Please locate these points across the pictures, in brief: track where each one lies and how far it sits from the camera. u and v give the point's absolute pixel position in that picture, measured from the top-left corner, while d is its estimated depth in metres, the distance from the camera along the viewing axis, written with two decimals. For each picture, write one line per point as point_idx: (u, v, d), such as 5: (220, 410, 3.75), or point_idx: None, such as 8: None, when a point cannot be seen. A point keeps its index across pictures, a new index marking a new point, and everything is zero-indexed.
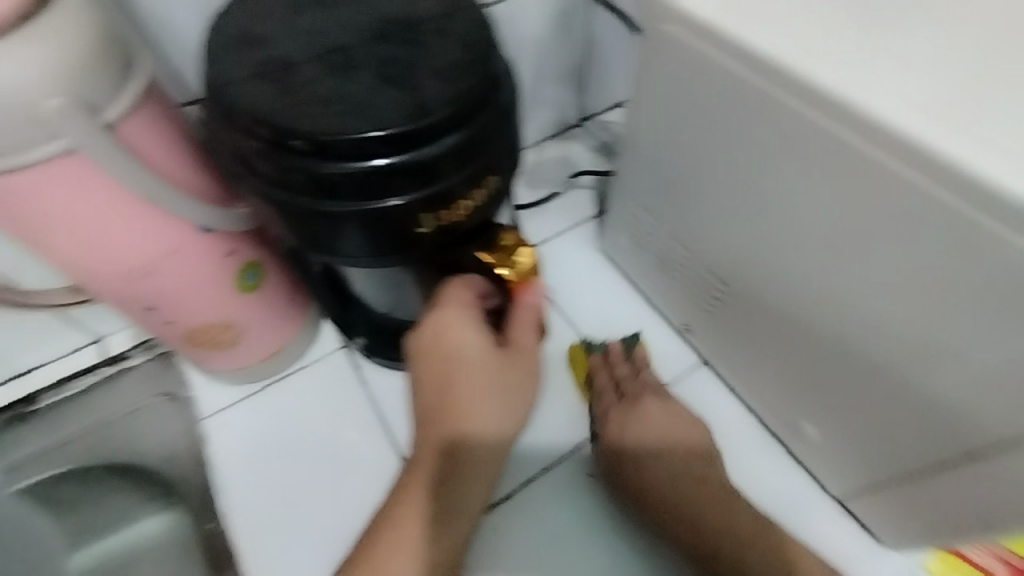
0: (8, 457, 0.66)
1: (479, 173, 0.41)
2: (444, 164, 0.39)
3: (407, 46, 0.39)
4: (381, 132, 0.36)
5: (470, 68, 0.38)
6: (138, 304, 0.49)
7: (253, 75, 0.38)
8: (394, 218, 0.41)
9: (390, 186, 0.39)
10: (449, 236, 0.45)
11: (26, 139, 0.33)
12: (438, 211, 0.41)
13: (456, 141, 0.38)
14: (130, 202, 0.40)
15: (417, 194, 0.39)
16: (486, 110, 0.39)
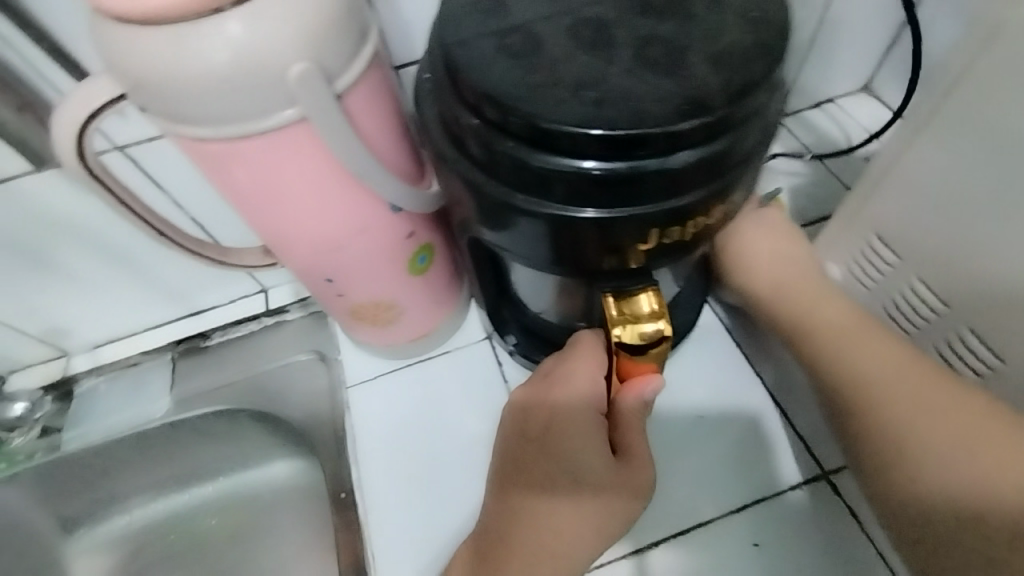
0: (179, 389, 0.70)
1: (726, 187, 0.34)
2: (695, 174, 0.32)
3: (673, 28, 0.32)
4: (628, 129, 0.30)
5: (749, 64, 0.31)
6: (318, 275, 0.48)
7: (490, 44, 0.33)
8: (616, 230, 0.35)
9: (624, 194, 0.33)
10: (665, 256, 0.38)
11: (259, 102, 0.31)
12: (666, 229, 0.35)
13: (711, 151, 0.32)
14: (338, 174, 0.37)
15: (643, 206, 0.33)
16: (753, 118, 0.32)
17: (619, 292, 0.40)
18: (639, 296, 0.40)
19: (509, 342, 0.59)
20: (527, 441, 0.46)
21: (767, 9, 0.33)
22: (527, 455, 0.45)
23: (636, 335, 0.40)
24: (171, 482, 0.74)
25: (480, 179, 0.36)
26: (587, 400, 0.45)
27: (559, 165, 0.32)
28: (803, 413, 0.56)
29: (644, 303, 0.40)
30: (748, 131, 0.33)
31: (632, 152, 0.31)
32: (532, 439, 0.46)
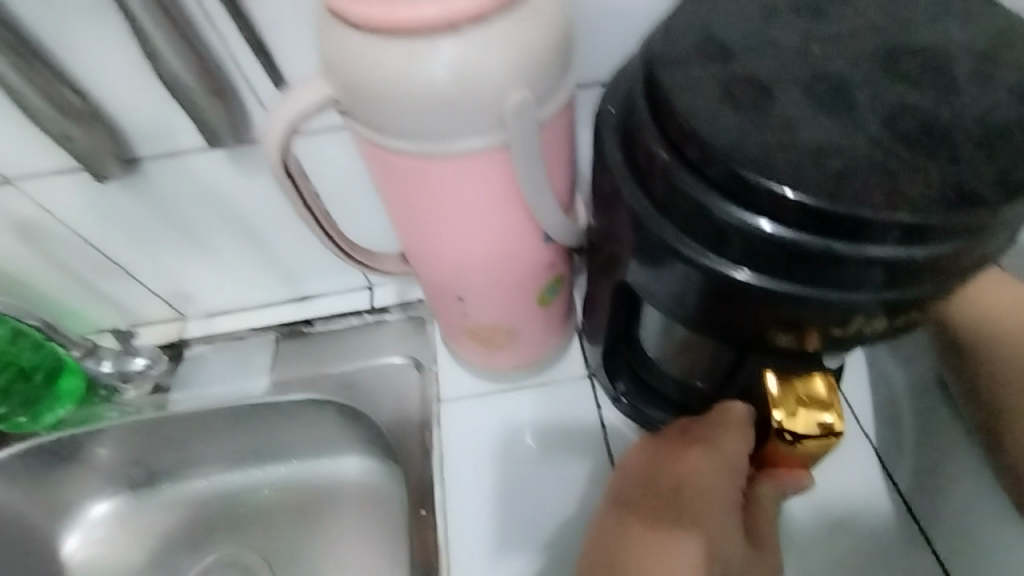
0: (276, 371, 0.72)
1: (950, 283, 0.30)
2: (924, 265, 0.29)
3: (930, 103, 0.30)
4: (837, 204, 0.28)
5: (1012, 170, 0.28)
6: (448, 291, 0.47)
7: (719, 88, 0.32)
8: (806, 307, 0.31)
9: (831, 272, 0.30)
10: (848, 344, 0.34)
11: (465, 123, 0.30)
12: (866, 316, 0.31)
13: (938, 254, 0.28)
14: (509, 201, 0.36)
15: (833, 292, 0.30)
16: (998, 231, 0.29)
17: (787, 370, 0.37)
18: (813, 380, 0.36)
19: (618, 388, 0.57)
20: (637, 491, 0.42)
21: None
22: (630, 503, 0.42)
23: (805, 424, 0.36)
24: (250, 457, 0.76)
25: (652, 220, 0.34)
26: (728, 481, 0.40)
27: (752, 225, 0.30)
28: (945, 531, 0.50)
29: (818, 390, 0.36)
30: (996, 228, 0.29)
31: (854, 229, 0.28)
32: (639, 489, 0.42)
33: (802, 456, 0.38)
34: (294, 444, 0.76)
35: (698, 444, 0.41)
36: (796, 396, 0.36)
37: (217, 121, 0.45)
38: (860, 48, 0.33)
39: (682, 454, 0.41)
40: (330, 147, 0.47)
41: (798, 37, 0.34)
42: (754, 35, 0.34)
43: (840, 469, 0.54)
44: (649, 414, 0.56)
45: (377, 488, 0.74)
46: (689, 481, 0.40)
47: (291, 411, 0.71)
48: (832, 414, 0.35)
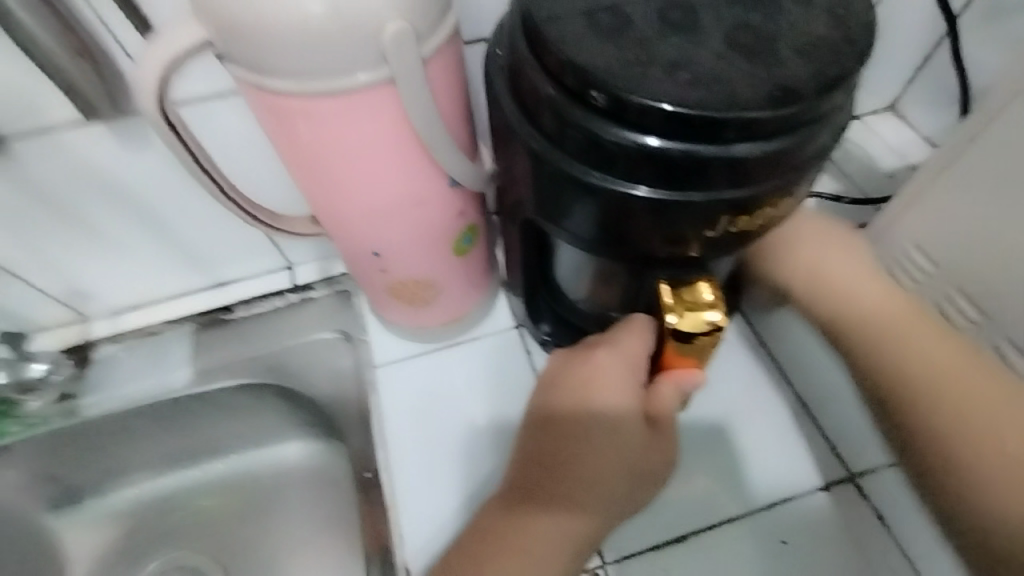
0: (198, 362, 0.69)
1: (793, 182, 0.35)
2: (768, 164, 0.33)
3: (762, 18, 0.34)
4: (697, 111, 0.31)
5: (832, 63, 0.32)
6: (366, 249, 0.47)
7: (584, 18, 0.34)
8: (684, 214, 0.35)
9: (699, 178, 0.33)
10: (726, 248, 0.39)
11: (350, 60, 0.30)
12: (731, 217, 0.36)
13: (781, 145, 0.32)
14: (407, 142, 0.37)
15: (704, 193, 0.34)
16: (827, 119, 0.33)
17: (677, 280, 0.41)
18: (698, 286, 0.40)
19: (543, 331, 0.60)
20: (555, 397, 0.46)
21: (848, 12, 0.34)
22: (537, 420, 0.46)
23: (691, 323, 0.39)
24: (180, 456, 0.73)
25: (547, 151, 0.37)
26: (629, 375, 0.43)
27: (627, 138, 0.33)
28: (828, 415, 0.57)
29: (704, 293, 0.40)
30: (821, 128, 0.33)
31: (711, 136, 0.32)
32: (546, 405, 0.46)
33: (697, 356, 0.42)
34: (228, 437, 0.73)
35: (603, 348, 0.44)
36: (684, 301, 0.40)
37: (89, 89, 0.42)
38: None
39: (590, 359, 0.45)
40: (221, 112, 0.45)
41: None
42: None
43: (743, 378, 0.60)
44: None
45: (321, 468, 0.73)
46: (597, 381, 0.44)
47: (220, 399, 0.69)
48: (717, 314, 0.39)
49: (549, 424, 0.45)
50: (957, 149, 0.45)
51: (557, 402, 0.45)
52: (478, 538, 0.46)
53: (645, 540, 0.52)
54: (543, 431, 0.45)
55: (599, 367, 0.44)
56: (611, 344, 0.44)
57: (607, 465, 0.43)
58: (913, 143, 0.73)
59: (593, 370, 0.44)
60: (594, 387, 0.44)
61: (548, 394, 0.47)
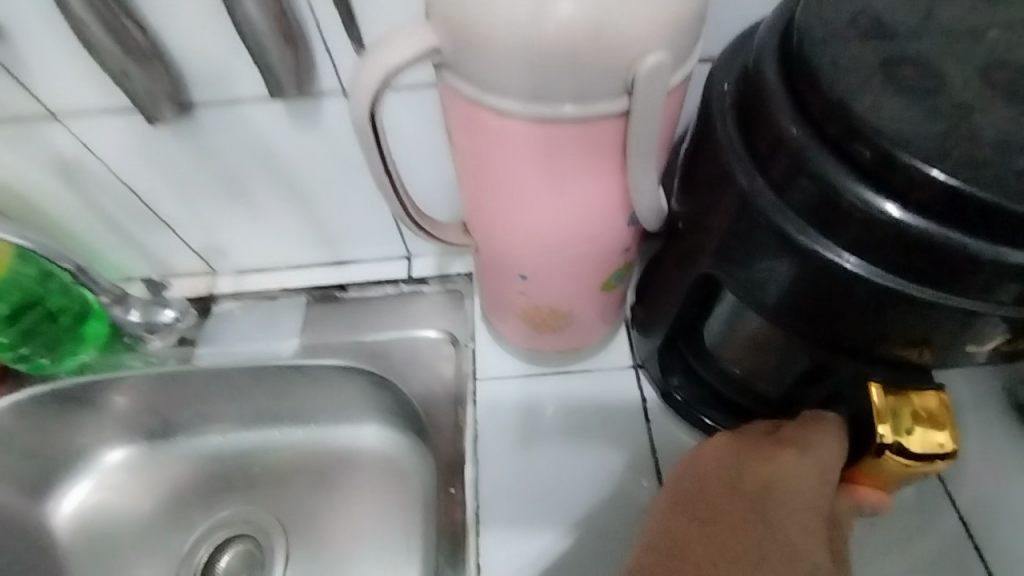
0: (306, 334, 0.69)
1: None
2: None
3: None
4: (994, 202, 0.26)
5: None
6: (516, 269, 0.44)
7: (868, 64, 0.29)
8: (925, 313, 0.29)
9: (972, 279, 0.28)
10: (958, 360, 0.32)
11: (596, 90, 0.27)
12: (990, 330, 0.29)
13: None
14: (609, 174, 0.33)
15: (958, 296, 0.28)
16: None
17: (895, 385, 0.35)
18: (923, 393, 0.35)
19: (671, 383, 0.55)
20: (718, 490, 0.40)
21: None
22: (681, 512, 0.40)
23: (919, 443, 0.34)
24: (270, 417, 0.75)
25: (766, 205, 0.32)
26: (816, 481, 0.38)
27: (877, 209, 0.28)
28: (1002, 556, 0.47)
29: (928, 405, 0.34)
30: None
31: (1007, 236, 0.26)
32: (694, 495, 0.40)
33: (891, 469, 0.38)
34: (318, 409, 0.74)
35: (784, 445, 0.40)
36: (908, 411, 0.35)
37: (281, 65, 0.42)
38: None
39: (768, 457, 0.40)
40: (401, 103, 0.44)
41: (959, 18, 0.31)
42: (909, 12, 0.31)
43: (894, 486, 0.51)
44: (700, 411, 0.54)
45: (397, 461, 0.72)
46: (778, 481, 0.38)
47: (323, 376, 0.69)
48: (947, 433, 0.34)
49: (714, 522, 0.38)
50: None
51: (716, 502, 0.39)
52: None
53: None
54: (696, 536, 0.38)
55: (782, 465, 0.39)
56: (797, 444, 0.39)
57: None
58: None
59: (774, 467, 0.39)
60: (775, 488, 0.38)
61: (706, 487, 0.40)
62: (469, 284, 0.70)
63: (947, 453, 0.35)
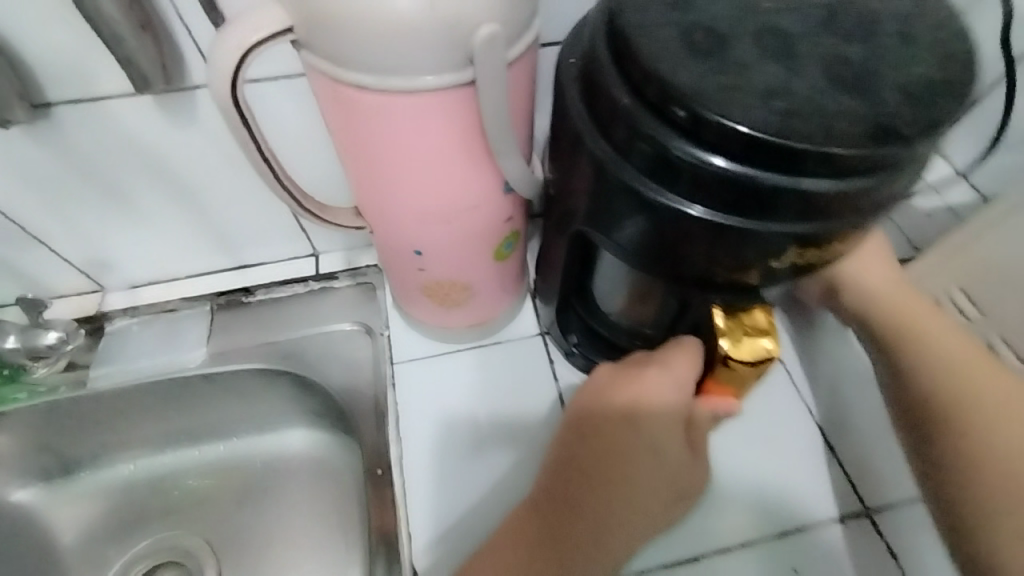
0: (213, 342, 0.67)
1: (862, 221, 0.34)
2: (846, 202, 0.32)
3: (859, 50, 0.34)
4: (784, 141, 0.30)
5: (932, 111, 0.31)
6: (408, 246, 0.47)
7: (678, 32, 0.34)
8: (746, 242, 0.35)
9: (772, 207, 0.33)
10: (782, 279, 0.38)
11: (439, 61, 0.30)
12: (797, 249, 0.35)
13: (864, 186, 0.32)
14: (471, 142, 0.37)
15: (772, 224, 0.33)
16: (912, 166, 0.33)
17: (732, 306, 0.41)
18: (753, 311, 0.40)
19: (571, 340, 0.61)
20: (598, 415, 0.46)
21: (946, 53, 0.34)
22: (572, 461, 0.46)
23: (748, 351, 0.39)
24: (183, 436, 0.72)
25: (612, 164, 0.36)
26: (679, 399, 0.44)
27: (701, 160, 0.32)
28: (851, 449, 0.57)
29: (758, 320, 0.40)
30: (902, 172, 0.32)
31: (791, 167, 0.31)
32: (580, 420, 0.47)
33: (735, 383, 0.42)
34: (236, 420, 0.72)
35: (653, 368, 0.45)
36: (742, 328, 0.40)
37: (144, 60, 0.42)
38: (811, 2, 0.36)
39: (638, 383, 0.45)
40: (277, 93, 0.45)
41: None
42: None
43: (766, 404, 0.60)
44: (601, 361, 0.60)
45: (324, 460, 0.72)
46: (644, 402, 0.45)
47: (237, 384, 0.68)
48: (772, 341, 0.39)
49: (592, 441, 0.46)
50: None
51: (600, 447, 0.45)
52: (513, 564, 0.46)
53: (655, 560, 0.52)
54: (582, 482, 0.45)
55: (649, 387, 0.44)
56: (663, 368, 0.45)
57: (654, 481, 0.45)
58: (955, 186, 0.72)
59: (643, 391, 0.45)
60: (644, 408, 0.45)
61: (587, 412, 0.47)
62: (380, 275, 0.71)
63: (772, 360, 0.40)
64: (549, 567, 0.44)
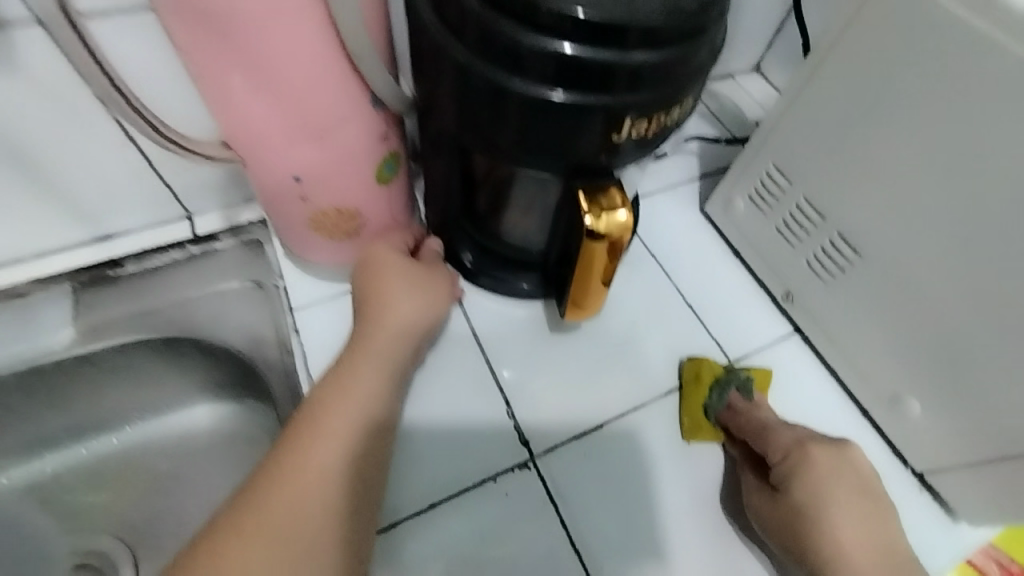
0: (87, 320, 0.62)
1: (681, 92, 0.41)
2: (666, 71, 0.38)
3: None
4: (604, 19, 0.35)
5: None
6: (287, 172, 0.47)
7: None
8: (592, 120, 0.40)
9: (609, 83, 0.38)
10: (631, 154, 0.44)
11: None
12: (636, 122, 0.41)
13: (673, 57, 0.38)
14: (329, 46, 0.39)
15: (610, 99, 0.39)
16: (706, 38, 0.40)
17: (591, 187, 0.46)
18: (610, 192, 0.46)
19: (467, 259, 0.64)
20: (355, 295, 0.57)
21: None
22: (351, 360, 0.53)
23: (607, 224, 0.46)
24: (69, 431, 0.66)
25: (471, 62, 0.39)
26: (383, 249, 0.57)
27: (544, 47, 0.37)
28: (712, 317, 0.68)
29: (614, 198, 0.46)
30: (701, 44, 0.40)
31: (618, 42, 0.36)
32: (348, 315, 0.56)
33: (605, 256, 0.48)
34: (125, 404, 0.67)
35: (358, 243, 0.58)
36: (602, 203, 0.46)
37: None
38: None
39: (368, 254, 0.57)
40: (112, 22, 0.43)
41: None
42: None
43: (644, 293, 0.69)
44: (499, 275, 0.64)
45: (234, 431, 0.68)
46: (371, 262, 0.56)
47: (123, 362, 0.64)
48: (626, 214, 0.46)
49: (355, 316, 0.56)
50: (802, 82, 0.56)
51: (369, 329, 0.54)
52: (263, 493, 0.46)
53: (565, 434, 0.60)
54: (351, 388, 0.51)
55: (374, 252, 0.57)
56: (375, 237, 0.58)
57: (399, 324, 0.55)
58: (771, 97, 0.85)
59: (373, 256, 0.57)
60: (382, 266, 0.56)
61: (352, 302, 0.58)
62: (265, 230, 0.69)
63: (627, 230, 0.46)
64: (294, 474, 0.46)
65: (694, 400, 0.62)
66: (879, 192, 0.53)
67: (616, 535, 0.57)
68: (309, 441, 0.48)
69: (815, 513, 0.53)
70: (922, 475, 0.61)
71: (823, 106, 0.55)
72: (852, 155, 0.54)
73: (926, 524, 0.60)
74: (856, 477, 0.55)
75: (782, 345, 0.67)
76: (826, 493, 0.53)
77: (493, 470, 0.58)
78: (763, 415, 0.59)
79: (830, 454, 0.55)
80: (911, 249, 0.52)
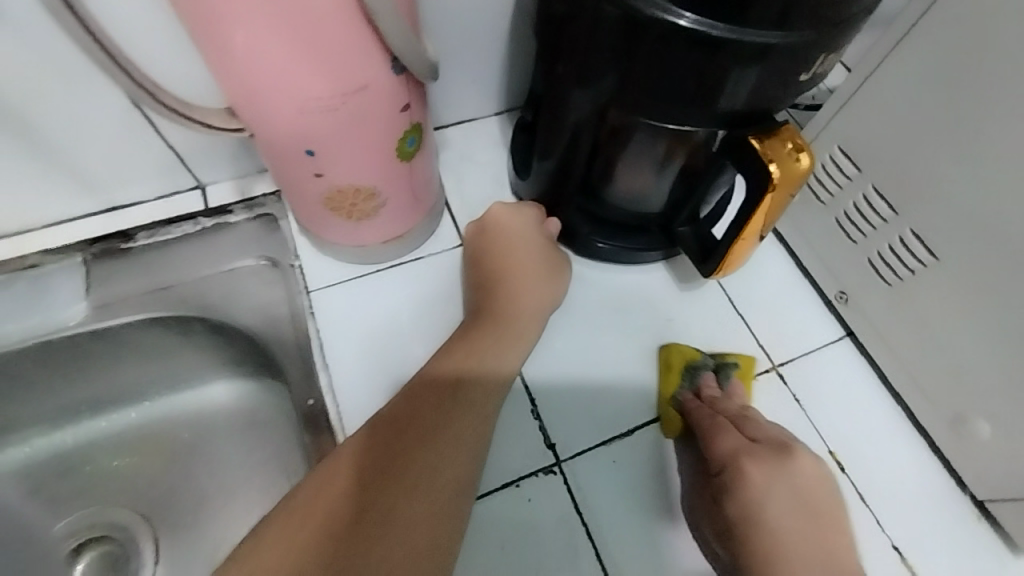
0: (98, 294, 0.60)
1: (827, 39, 0.38)
2: (815, 8, 0.36)
3: None
4: None
5: None
6: (298, 146, 0.43)
7: None
8: (721, 55, 0.38)
9: (751, 12, 0.36)
10: (748, 105, 0.42)
11: None
12: (768, 64, 0.38)
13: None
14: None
15: (753, 32, 0.36)
16: None
17: (762, 131, 0.44)
18: (784, 133, 0.45)
19: (568, 230, 0.61)
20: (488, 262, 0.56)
21: None
22: (446, 357, 0.48)
23: (793, 166, 0.44)
24: (86, 405, 0.65)
25: None
26: (521, 223, 0.57)
27: None
28: (757, 315, 0.62)
29: (792, 138, 0.44)
30: None
31: None
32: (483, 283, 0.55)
33: (781, 202, 0.46)
34: (137, 380, 0.65)
35: (498, 210, 0.57)
36: (781, 145, 0.44)
37: None
38: None
39: (502, 227, 0.56)
40: None
41: None
42: None
43: (683, 287, 0.63)
44: (606, 244, 0.60)
45: (249, 411, 0.66)
46: (506, 237, 0.56)
47: (135, 339, 0.62)
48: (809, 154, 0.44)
49: (489, 285, 0.54)
50: (881, 55, 0.48)
51: (503, 298, 0.53)
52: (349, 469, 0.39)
53: (589, 438, 0.56)
54: (454, 378, 0.46)
55: (514, 227, 0.56)
56: (514, 208, 0.57)
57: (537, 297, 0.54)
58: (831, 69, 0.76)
59: (513, 229, 0.56)
60: (519, 238, 0.56)
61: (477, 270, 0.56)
62: (280, 204, 0.65)
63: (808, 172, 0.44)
64: (409, 440, 0.41)
65: (664, 389, 0.58)
66: (968, 187, 0.46)
67: (644, 545, 0.53)
68: (437, 408, 0.44)
69: (753, 542, 0.44)
70: (983, 501, 0.55)
71: (905, 84, 0.48)
72: (937, 142, 0.47)
73: (983, 558, 0.54)
74: (798, 495, 0.45)
75: (836, 349, 0.61)
76: (766, 516, 0.44)
77: (515, 472, 0.54)
78: (723, 411, 0.53)
79: (771, 466, 0.47)
80: (1002, 254, 0.45)
